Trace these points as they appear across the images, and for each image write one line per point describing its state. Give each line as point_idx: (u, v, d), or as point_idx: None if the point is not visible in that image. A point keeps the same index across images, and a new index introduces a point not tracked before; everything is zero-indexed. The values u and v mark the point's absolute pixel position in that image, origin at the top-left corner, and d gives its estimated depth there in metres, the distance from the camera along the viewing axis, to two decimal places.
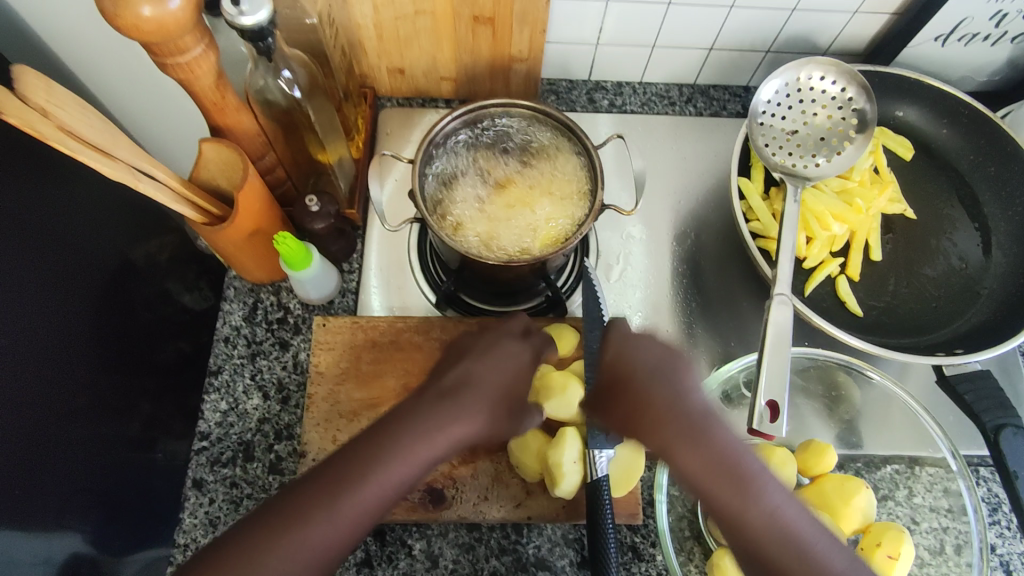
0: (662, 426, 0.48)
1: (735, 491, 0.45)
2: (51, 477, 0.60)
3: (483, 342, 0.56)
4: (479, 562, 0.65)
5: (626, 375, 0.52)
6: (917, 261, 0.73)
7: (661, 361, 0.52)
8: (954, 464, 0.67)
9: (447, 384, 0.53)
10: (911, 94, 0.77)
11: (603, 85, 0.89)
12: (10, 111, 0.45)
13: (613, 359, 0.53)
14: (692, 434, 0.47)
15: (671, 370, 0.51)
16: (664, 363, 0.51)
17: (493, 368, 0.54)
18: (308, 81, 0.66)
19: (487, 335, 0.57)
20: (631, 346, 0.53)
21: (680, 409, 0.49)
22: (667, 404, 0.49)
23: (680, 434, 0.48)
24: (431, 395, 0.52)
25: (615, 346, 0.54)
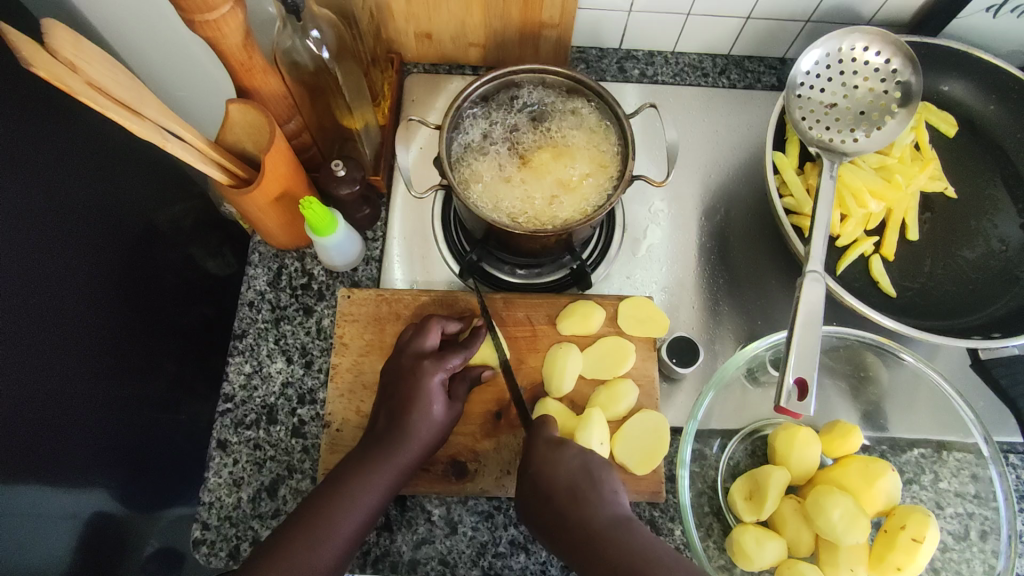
0: (573, 494, 0.54)
1: (612, 526, 0.51)
2: (77, 434, 0.62)
3: (398, 380, 0.63)
4: (497, 530, 0.66)
5: (547, 484, 0.55)
6: (954, 242, 0.70)
7: (579, 480, 0.55)
8: (986, 450, 0.66)
9: (387, 425, 0.61)
10: (959, 67, 0.74)
11: (634, 54, 0.87)
12: (39, 64, 0.43)
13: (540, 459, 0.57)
14: (590, 503, 0.53)
15: (592, 481, 0.55)
16: (587, 479, 0.55)
17: (406, 394, 0.61)
18: (336, 43, 0.65)
19: (400, 363, 0.64)
20: (558, 458, 0.56)
21: (596, 513, 0.53)
22: (570, 475, 0.55)
23: (579, 505, 0.53)
24: (373, 439, 0.61)
25: (537, 457, 0.57)
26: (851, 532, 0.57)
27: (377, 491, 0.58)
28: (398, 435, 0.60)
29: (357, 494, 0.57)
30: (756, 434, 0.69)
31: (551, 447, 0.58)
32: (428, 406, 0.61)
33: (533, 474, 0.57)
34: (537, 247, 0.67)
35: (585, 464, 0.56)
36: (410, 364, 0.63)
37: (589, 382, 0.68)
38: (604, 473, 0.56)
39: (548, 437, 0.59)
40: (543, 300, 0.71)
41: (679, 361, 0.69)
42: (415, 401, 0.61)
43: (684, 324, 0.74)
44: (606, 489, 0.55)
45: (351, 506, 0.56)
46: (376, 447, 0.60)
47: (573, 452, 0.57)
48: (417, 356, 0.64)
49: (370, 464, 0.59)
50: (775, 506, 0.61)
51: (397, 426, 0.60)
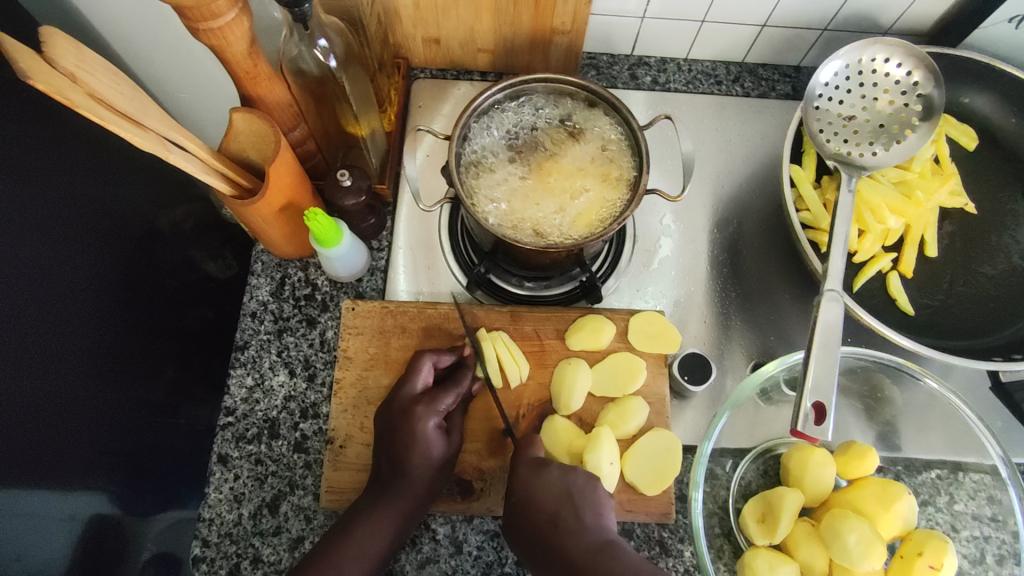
0: (554, 521, 0.53)
1: (594, 553, 0.51)
2: (75, 443, 0.60)
3: (393, 423, 0.60)
4: (504, 550, 0.65)
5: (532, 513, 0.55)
6: (974, 259, 0.69)
7: (561, 507, 0.54)
8: (1004, 472, 0.64)
9: (386, 471, 0.59)
10: (980, 79, 0.72)
11: (646, 60, 0.85)
12: (37, 76, 0.42)
13: (523, 484, 0.56)
14: (574, 527, 0.53)
15: (576, 507, 0.54)
16: (569, 505, 0.54)
17: (402, 439, 0.59)
18: (344, 50, 0.63)
19: (393, 404, 0.61)
20: (535, 482, 0.56)
21: (578, 538, 0.52)
22: (548, 499, 0.55)
23: (562, 532, 0.53)
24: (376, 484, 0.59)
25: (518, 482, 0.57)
26: (868, 558, 0.56)
27: (383, 538, 0.57)
28: (398, 480, 0.58)
29: (365, 538, 0.57)
30: (769, 453, 0.67)
31: (533, 470, 0.57)
32: (427, 451, 0.59)
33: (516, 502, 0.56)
34: (548, 261, 0.66)
35: (567, 488, 0.55)
36: (403, 407, 0.61)
37: (599, 400, 0.67)
38: (587, 496, 0.55)
39: (529, 462, 0.58)
40: (552, 314, 0.69)
41: (690, 378, 0.68)
42: (413, 446, 0.58)
43: (694, 340, 0.73)
44: (589, 511, 0.54)
45: (359, 552, 0.56)
46: (380, 490, 0.59)
47: (555, 477, 0.56)
48: (409, 399, 0.61)
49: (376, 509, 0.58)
50: (788, 530, 0.59)
51: (398, 472, 0.58)
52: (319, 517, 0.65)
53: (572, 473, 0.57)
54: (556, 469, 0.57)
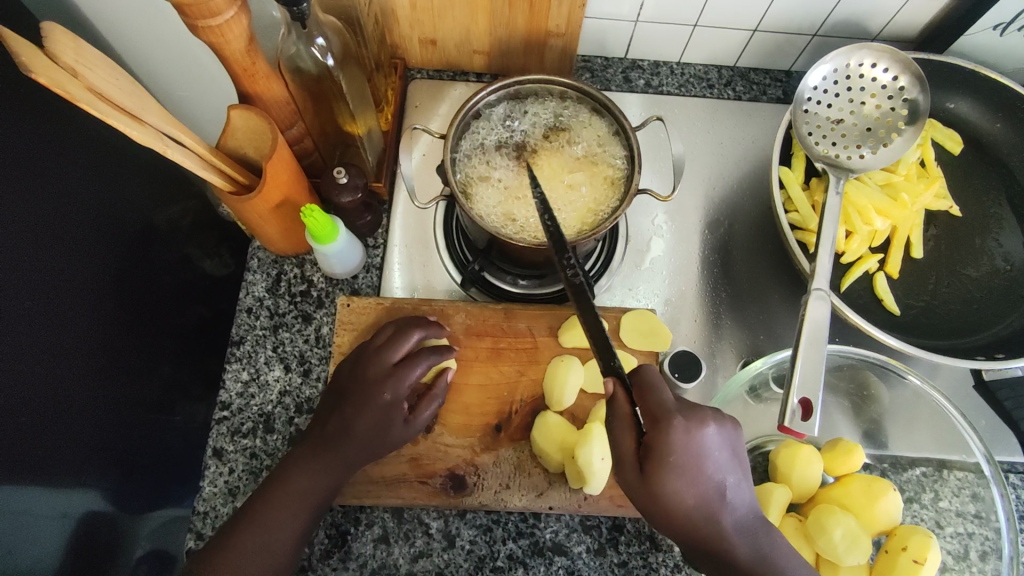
0: (723, 489, 0.53)
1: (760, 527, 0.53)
2: (70, 438, 0.61)
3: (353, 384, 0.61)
4: (495, 544, 0.65)
5: (690, 483, 0.51)
6: (959, 261, 0.70)
7: (727, 475, 0.53)
8: (987, 470, 0.65)
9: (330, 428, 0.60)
10: (966, 85, 0.74)
11: (639, 64, 0.86)
12: (39, 70, 0.42)
13: (688, 440, 0.51)
14: (738, 497, 0.53)
15: (735, 473, 0.54)
16: (733, 471, 0.54)
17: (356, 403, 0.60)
18: (342, 50, 0.64)
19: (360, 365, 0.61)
20: (704, 441, 0.52)
21: (740, 508, 0.53)
22: (719, 465, 0.53)
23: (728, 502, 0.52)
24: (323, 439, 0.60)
25: (682, 444, 0.51)
26: (853, 552, 0.57)
27: (314, 491, 0.58)
28: (342, 441, 0.59)
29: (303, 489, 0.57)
30: (758, 450, 0.69)
31: (692, 421, 0.53)
32: (374, 416, 0.59)
33: (673, 466, 0.51)
34: (541, 259, 0.67)
35: (732, 453, 0.54)
36: (379, 371, 0.61)
37: (591, 397, 0.68)
38: (741, 460, 0.55)
39: (691, 413, 0.53)
40: (545, 312, 0.70)
41: (681, 375, 0.69)
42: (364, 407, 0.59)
43: (685, 338, 0.74)
44: (745, 477, 0.55)
45: (293, 503, 0.57)
46: (323, 443, 0.59)
47: (715, 441, 0.53)
48: (386, 364, 0.61)
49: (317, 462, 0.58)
50: (775, 525, 0.60)
51: (344, 433, 0.59)
52: None
53: (728, 431, 0.55)
54: (719, 428, 0.54)
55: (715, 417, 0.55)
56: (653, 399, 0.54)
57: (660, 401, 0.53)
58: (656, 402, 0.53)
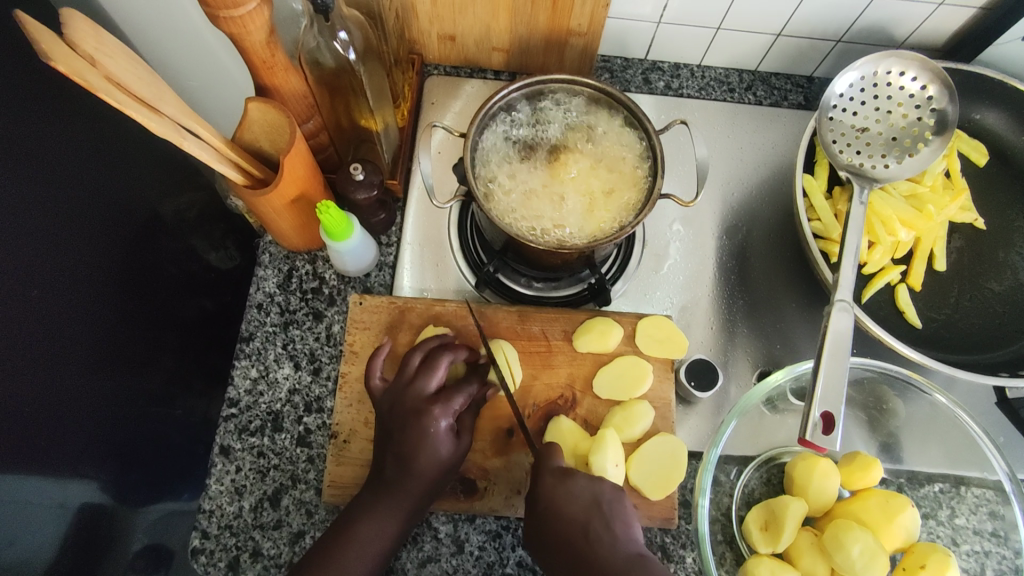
0: (589, 532, 0.52)
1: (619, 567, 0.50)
2: (70, 429, 0.60)
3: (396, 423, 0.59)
4: (505, 551, 0.64)
5: (560, 526, 0.53)
6: (982, 274, 0.69)
7: (590, 519, 0.53)
8: (1009, 487, 0.65)
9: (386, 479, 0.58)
10: (994, 95, 0.73)
11: (659, 65, 0.85)
12: (58, 57, 0.41)
13: (547, 496, 0.54)
14: (605, 542, 0.51)
15: (608, 517, 0.53)
16: (600, 517, 0.53)
17: (417, 447, 0.57)
18: (363, 44, 0.63)
19: (406, 398, 0.60)
20: (563, 490, 0.54)
21: (608, 553, 0.51)
22: (575, 509, 0.53)
23: (592, 547, 0.51)
24: (377, 488, 0.58)
25: (549, 493, 0.55)
26: (871, 569, 0.56)
27: (384, 535, 0.56)
28: (407, 480, 0.57)
29: (368, 539, 0.56)
30: (774, 461, 0.67)
31: (557, 478, 0.55)
32: (433, 445, 0.58)
33: (543, 510, 0.54)
34: (559, 262, 0.66)
35: (595, 498, 0.54)
36: (414, 404, 0.59)
37: (604, 403, 0.66)
38: (615, 505, 0.54)
39: (556, 472, 0.56)
40: (559, 314, 0.69)
41: (697, 383, 0.68)
42: (417, 447, 0.57)
43: (699, 346, 0.73)
44: (620, 524, 0.53)
45: (363, 553, 0.55)
46: (386, 486, 0.57)
47: (585, 485, 0.55)
48: (422, 395, 0.60)
49: (369, 519, 0.56)
50: (791, 538, 0.59)
51: (405, 470, 0.57)
52: (320, 513, 0.65)
53: (600, 482, 0.55)
54: (581, 479, 0.55)
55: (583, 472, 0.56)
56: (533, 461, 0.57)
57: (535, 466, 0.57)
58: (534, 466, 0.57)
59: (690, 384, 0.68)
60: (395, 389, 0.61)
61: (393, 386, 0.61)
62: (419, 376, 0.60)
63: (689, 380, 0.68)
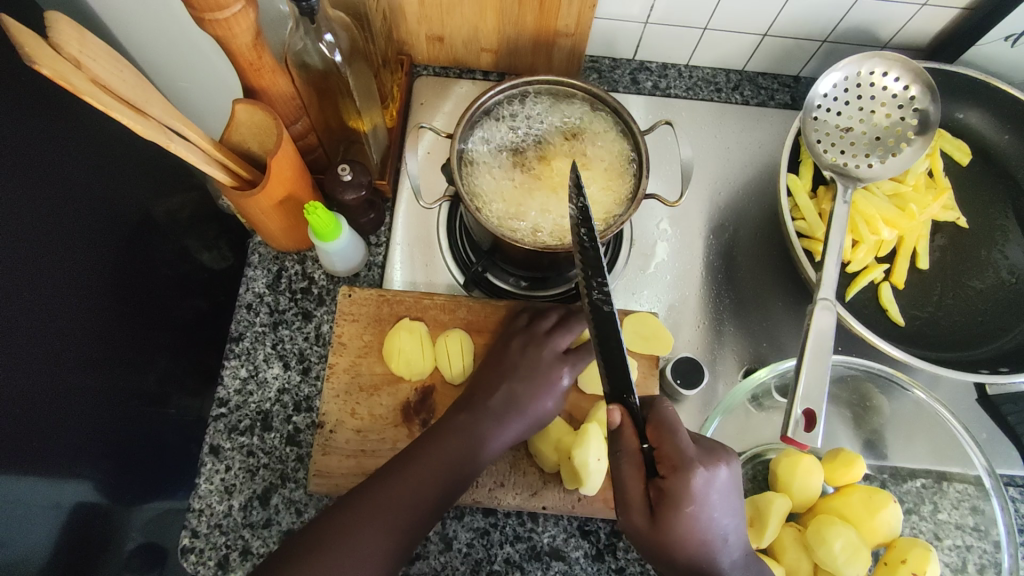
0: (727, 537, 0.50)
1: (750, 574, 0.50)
2: (65, 430, 0.60)
3: (532, 366, 0.63)
4: (492, 547, 0.65)
5: (687, 539, 0.49)
6: (964, 272, 0.70)
7: (732, 523, 0.51)
8: (988, 482, 0.65)
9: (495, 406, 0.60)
10: (976, 95, 0.73)
11: (647, 65, 0.85)
12: (42, 61, 0.41)
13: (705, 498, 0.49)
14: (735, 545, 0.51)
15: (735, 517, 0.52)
16: (737, 520, 0.52)
17: (540, 391, 0.62)
18: (349, 46, 0.63)
19: (536, 343, 0.64)
20: (717, 492, 0.50)
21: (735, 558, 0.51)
22: (726, 514, 0.50)
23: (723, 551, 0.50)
24: (473, 418, 0.59)
25: (700, 492, 0.49)
26: (853, 564, 0.56)
27: (430, 496, 0.54)
28: (510, 416, 0.60)
29: (411, 489, 0.54)
30: (759, 458, 0.68)
31: (708, 476, 0.50)
32: (542, 398, 0.62)
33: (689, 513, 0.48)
34: (546, 262, 0.66)
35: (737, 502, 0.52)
36: (529, 363, 0.63)
37: (589, 399, 0.67)
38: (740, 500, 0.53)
39: (709, 471, 0.50)
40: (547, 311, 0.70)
41: (682, 382, 0.68)
42: (542, 388, 0.62)
43: (686, 343, 0.73)
44: (742, 522, 0.53)
45: (403, 506, 0.53)
46: (483, 417, 0.60)
47: (722, 491, 0.50)
48: (540, 361, 0.63)
49: (418, 476, 0.55)
50: (775, 535, 0.60)
51: (512, 406, 0.61)
52: (309, 511, 0.65)
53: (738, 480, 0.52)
54: (731, 483, 0.51)
55: (723, 465, 0.52)
56: (675, 448, 0.50)
57: (678, 455, 0.50)
58: (682, 457, 0.49)
59: (674, 379, 0.68)
60: (536, 337, 0.65)
61: (532, 336, 0.65)
62: (554, 330, 0.65)
63: (673, 376, 0.68)
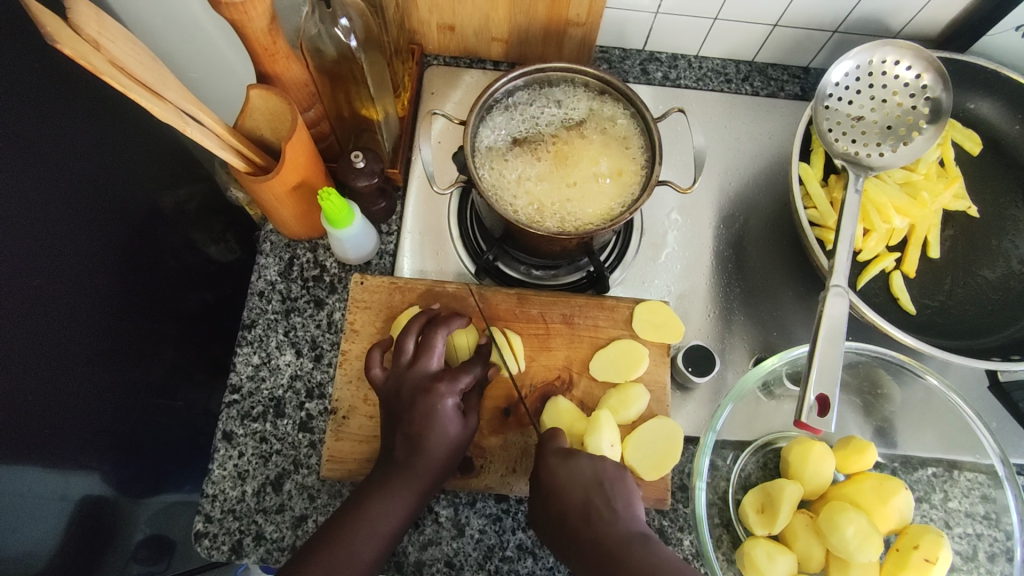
0: (590, 507, 0.53)
1: (620, 544, 0.50)
2: (75, 419, 0.60)
3: (410, 405, 0.59)
4: (505, 533, 0.65)
5: (561, 499, 0.54)
6: (976, 262, 0.70)
7: (592, 496, 0.54)
8: (1002, 471, 0.65)
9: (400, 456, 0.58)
10: (987, 85, 0.74)
11: (657, 56, 0.86)
12: (63, 40, 0.42)
13: (549, 475, 0.55)
14: (607, 517, 0.53)
15: (606, 493, 0.54)
16: (601, 495, 0.54)
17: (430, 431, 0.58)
18: (363, 32, 0.64)
19: (407, 377, 0.60)
20: (565, 469, 0.55)
21: (610, 528, 0.52)
22: (577, 488, 0.54)
23: (586, 525, 0.52)
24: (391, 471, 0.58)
25: (547, 473, 0.56)
26: (864, 550, 0.57)
27: (401, 509, 0.56)
28: (415, 458, 0.57)
29: (377, 516, 0.55)
30: (769, 446, 0.68)
31: (561, 458, 0.56)
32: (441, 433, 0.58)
33: (548, 489, 0.55)
34: (558, 250, 0.66)
35: (597, 476, 0.55)
36: (418, 383, 0.60)
37: (601, 385, 0.67)
38: (617, 484, 0.55)
39: (559, 457, 0.57)
40: (557, 299, 0.70)
41: (694, 369, 0.68)
42: (431, 426, 0.58)
43: (698, 333, 0.73)
44: (624, 501, 0.54)
45: (373, 530, 0.55)
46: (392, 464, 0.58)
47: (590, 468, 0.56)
48: (425, 373, 0.60)
49: (377, 501, 0.56)
50: (787, 521, 0.60)
51: (413, 449, 0.58)
52: (322, 497, 0.65)
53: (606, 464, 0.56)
54: (589, 465, 0.56)
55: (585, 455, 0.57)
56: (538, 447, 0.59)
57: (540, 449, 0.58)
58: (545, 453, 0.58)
59: (686, 367, 0.69)
60: (398, 375, 0.61)
61: (400, 376, 0.61)
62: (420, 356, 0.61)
63: (685, 363, 0.69)
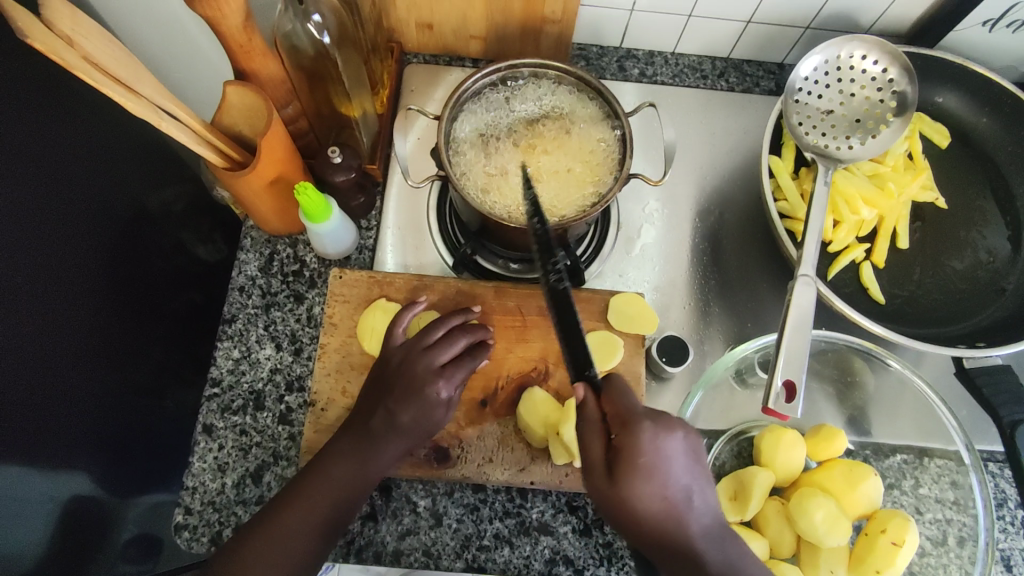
0: (688, 496, 0.48)
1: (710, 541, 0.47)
2: (59, 418, 0.61)
3: (401, 376, 0.60)
4: (482, 522, 0.66)
5: (663, 484, 0.46)
6: (944, 252, 0.71)
7: (694, 482, 0.48)
8: (967, 458, 0.67)
9: (374, 428, 0.59)
10: (954, 80, 0.75)
11: (634, 53, 0.87)
12: (35, 35, 0.42)
13: (653, 451, 0.46)
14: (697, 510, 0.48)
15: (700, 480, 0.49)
16: (700, 481, 0.49)
17: (405, 408, 0.59)
18: (337, 29, 0.65)
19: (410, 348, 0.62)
20: (668, 445, 0.47)
21: (701, 521, 0.48)
22: (683, 472, 0.48)
23: (684, 516, 0.47)
24: (360, 440, 0.59)
25: (651, 447, 0.46)
26: (833, 535, 0.58)
27: (352, 478, 0.58)
28: (387, 435, 0.59)
29: (340, 480, 0.58)
30: (743, 435, 0.69)
31: (661, 429, 0.47)
32: (416, 414, 0.59)
33: (643, 465, 0.46)
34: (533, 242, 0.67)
35: (697, 458, 0.49)
36: (415, 354, 0.61)
37: None
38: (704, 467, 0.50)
39: (665, 430, 0.47)
40: (534, 291, 0.71)
41: (668, 359, 0.70)
42: (409, 403, 0.59)
43: (674, 324, 0.75)
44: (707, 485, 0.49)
45: (333, 492, 0.57)
46: (364, 434, 0.59)
47: (653, 436, 0.47)
48: (425, 344, 0.62)
49: (341, 466, 0.58)
50: (758, 507, 0.61)
51: (389, 425, 0.59)
52: None
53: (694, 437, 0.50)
54: (689, 442, 0.49)
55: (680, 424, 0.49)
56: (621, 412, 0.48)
57: (625, 418, 0.47)
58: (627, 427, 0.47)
59: (660, 356, 0.70)
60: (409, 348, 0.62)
61: (402, 350, 0.62)
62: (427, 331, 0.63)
63: (659, 353, 0.70)
